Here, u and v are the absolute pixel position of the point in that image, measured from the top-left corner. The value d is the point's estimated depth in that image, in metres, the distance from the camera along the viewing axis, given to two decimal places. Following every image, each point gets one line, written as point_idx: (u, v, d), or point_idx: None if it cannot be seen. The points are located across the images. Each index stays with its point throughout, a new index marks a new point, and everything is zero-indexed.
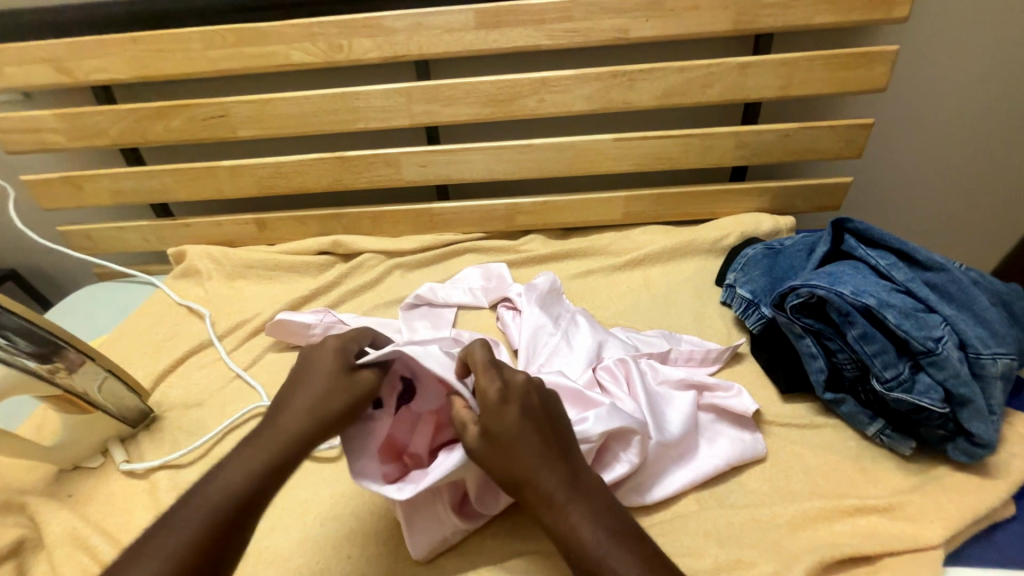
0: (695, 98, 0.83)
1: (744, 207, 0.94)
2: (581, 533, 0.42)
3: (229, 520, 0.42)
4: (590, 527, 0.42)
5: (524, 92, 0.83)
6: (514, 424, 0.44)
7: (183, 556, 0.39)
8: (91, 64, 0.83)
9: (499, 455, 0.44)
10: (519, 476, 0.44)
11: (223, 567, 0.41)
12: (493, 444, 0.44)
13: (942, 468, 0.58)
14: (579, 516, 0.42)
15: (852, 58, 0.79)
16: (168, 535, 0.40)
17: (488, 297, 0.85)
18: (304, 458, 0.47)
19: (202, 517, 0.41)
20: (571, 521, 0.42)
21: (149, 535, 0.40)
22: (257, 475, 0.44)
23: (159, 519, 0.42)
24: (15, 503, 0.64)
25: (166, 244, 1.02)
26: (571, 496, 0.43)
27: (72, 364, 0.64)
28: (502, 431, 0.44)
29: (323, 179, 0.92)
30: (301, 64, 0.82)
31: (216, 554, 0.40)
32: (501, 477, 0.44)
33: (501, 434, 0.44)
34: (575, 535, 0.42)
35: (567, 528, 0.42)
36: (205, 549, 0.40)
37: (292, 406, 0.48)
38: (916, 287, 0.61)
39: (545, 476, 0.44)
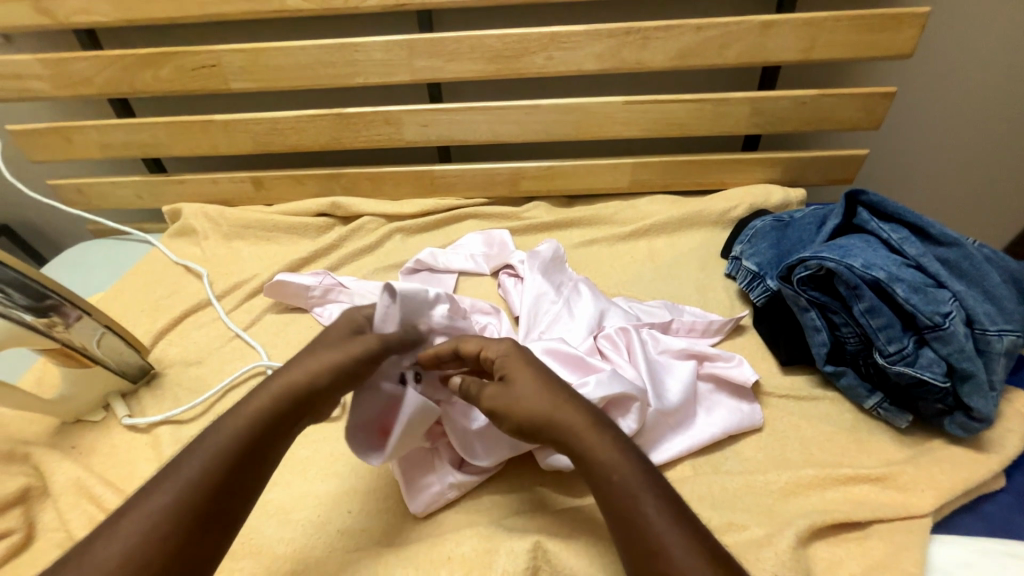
0: (712, 60, 0.79)
1: (755, 178, 0.91)
2: (613, 463, 0.43)
3: (235, 467, 0.44)
4: (622, 456, 0.44)
5: (532, 47, 0.79)
6: (529, 368, 0.49)
7: (188, 497, 0.41)
8: (71, 4, 0.78)
9: (529, 390, 0.47)
10: (551, 409, 0.46)
11: (227, 509, 0.43)
12: (515, 388, 0.48)
13: (937, 442, 0.59)
14: (614, 447, 0.44)
15: (880, 20, 0.75)
16: (174, 478, 0.42)
17: (490, 264, 0.84)
18: (304, 413, 0.48)
19: (210, 459, 0.43)
20: (604, 451, 0.44)
21: (160, 477, 0.43)
22: (258, 425, 0.45)
23: (167, 463, 0.44)
24: (20, 453, 0.65)
25: (160, 201, 1.00)
26: (602, 427, 0.45)
27: (69, 320, 0.64)
28: (520, 374, 0.48)
29: (322, 136, 0.89)
30: (296, 10, 0.78)
31: (222, 497, 0.42)
32: (530, 410, 0.46)
33: (527, 373, 0.48)
34: (608, 463, 0.43)
35: (599, 456, 0.44)
36: (211, 491, 0.42)
37: (298, 364, 0.49)
38: (927, 262, 0.60)
39: (578, 409, 0.46)
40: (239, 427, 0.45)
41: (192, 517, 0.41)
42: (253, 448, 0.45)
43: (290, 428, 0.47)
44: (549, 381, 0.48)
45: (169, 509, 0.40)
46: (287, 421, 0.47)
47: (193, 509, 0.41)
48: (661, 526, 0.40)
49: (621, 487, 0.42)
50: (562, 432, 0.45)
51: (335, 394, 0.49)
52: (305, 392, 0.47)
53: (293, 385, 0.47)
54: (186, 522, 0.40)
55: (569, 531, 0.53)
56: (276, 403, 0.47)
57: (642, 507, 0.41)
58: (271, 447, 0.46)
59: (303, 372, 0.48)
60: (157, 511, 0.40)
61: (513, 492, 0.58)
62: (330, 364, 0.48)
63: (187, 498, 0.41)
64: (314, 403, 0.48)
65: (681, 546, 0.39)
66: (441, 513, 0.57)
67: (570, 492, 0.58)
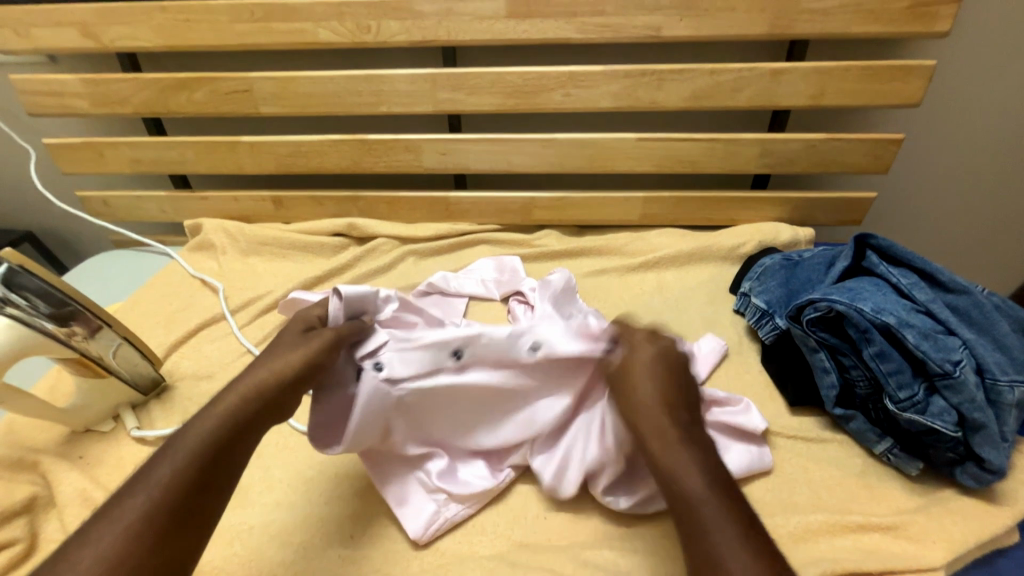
0: (724, 102, 0.82)
1: (763, 216, 0.93)
2: (680, 471, 0.44)
3: (211, 464, 0.44)
4: (694, 466, 0.44)
5: (550, 85, 0.82)
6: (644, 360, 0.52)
7: (165, 496, 0.41)
8: (117, 29, 0.83)
9: (633, 384, 0.50)
10: (640, 407, 0.49)
11: (200, 509, 0.42)
12: (623, 376, 0.52)
13: (949, 492, 0.58)
14: (688, 456, 0.45)
15: (887, 71, 0.77)
16: (149, 480, 0.42)
17: (500, 290, 0.84)
18: (272, 411, 0.50)
19: (186, 458, 0.43)
20: (673, 458, 0.45)
21: (130, 483, 0.42)
22: (232, 424, 0.47)
23: (138, 471, 0.43)
24: (29, 460, 0.65)
25: (183, 216, 1.03)
26: (686, 440, 0.46)
27: (89, 329, 0.65)
28: (635, 363, 0.52)
29: (343, 160, 0.92)
30: (328, 43, 0.82)
31: (200, 495, 0.42)
32: (625, 403, 0.50)
33: (642, 367, 0.51)
34: (675, 468, 0.44)
35: (668, 461, 0.45)
36: (189, 489, 0.42)
37: (266, 363, 0.52)
38: (936, 308, 0.61)
39: (662, 412, 0.48)
40: (212, 425, 0.46)
41: (170, 516, 0.40)
42: (228, 444, 0.46)
43: (260, 425, 0.49)
44: (655, 383, 0.50)
45: (147, 509, 0.40)
46: (257, 417, 0.49)
47: (172, 507, 0.41)
48: (720, 540, 0.39)
49: (684, 495, 0.42)
50: (641, 430, 0.48)
51: (300, 389, 0.52)
52: (273, 388, 0.50)
53: (260, 382, 0.50)
54: (164, 522, 0.40)
55: (573, 569, 0.52)
56: (245, 399, 0.49)
57: (702, 519, 0.41)
58: (242, 444, 0.47)
59: (268, 371, 0.51)
60: (135, 512, 0.39)
61: (517, 523, 0.58)
62: (294, 362, 0.52)
63: (164, 497, 0.41)
64: (282, 398, 0.51)
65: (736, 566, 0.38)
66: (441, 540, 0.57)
67: (574, 527, 0.58)
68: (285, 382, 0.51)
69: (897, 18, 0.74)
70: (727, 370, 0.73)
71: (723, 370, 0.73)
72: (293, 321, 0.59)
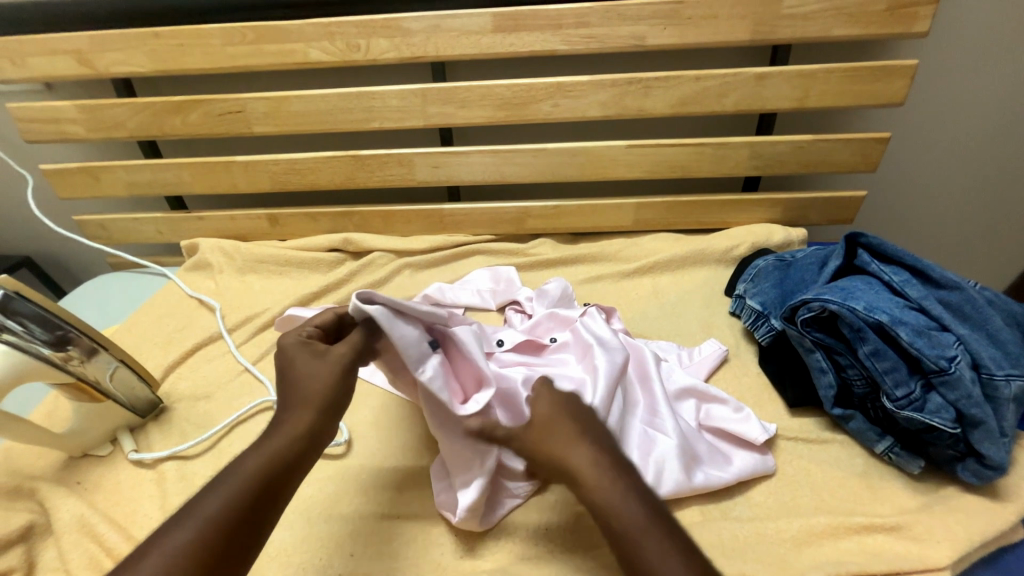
0: (711, 107, 0.83)
1: (756, 218, 0.94)
2: (609, 507, 0.42)
3: (259, 499, 0.44)
4: (623, 501, 0.42)
5: (539, 96, 0.83)
6: (546, 404, 0.50)
7: (214, 532, 0.41)
8: (112, 56, 0.84)
9: (543, 435, 0.49)
10: (557, 457, 0.47)
11: (244, 543, 0.42)
12: (537, 426, 0.50)
13: (951, 489, 0.58)
14: (613, 491, 0.43)
15: (870, 72, 0.78)
16: (198, 512, 0.42)
17: (496, 300, 0.84)
18: (314, 449, 0.50)
19: (230, 495, 0.43)
20: (609, 494, 0.42)
21: (176, 517, 0.42)
22: (275, 461, 0.47)
23: (190, 499, 0.44)
24: (26, 488, 0.65)
25: (179, 236, 1.03)
26: (606, 468, 0.44)
27: (85, 352, 0.65)
28: (539, 411, 0.50)
29: (336, 176, 0.93)
30: (318, 62, 0.83)
31: (243, 533, 0.42)
32: (547, 455, 0.48)
33: (549, 411, 0.50)
34: (615, 508, 0.42)
35: (596, 499, 0.43)
36: (233, 528, 0.42)
37: (301, 403, 0.51)
38: (930, 305, 0.61)
39: (590, 451, 0.46)
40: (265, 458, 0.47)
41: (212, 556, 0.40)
42: (279, 474, 0.46)
43: (311, 453, 0.49)
44: (563, 429, 0.48)
45: (191, 547, 0.40)
46: (308, 449, 0.49)
47: (214, 546, 0.41)
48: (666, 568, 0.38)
49: (619, 531, 0.41)
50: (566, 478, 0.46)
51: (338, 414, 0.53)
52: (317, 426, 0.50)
53: (304, 414, 0.50)
54: (205, 562, 0.40)
55: None
56: (297, 431, 0.49)
57: (644, 554, 0.39)
58: (293, 472, 0.47)
59: (315, 403, 0.50)
60: (184, 547, 0.40)
61: (519, 536, 0.57)
62: (327, 394, 0.51)
63: (212, 532, 0.41)
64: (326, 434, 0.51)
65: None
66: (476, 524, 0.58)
67: (577, 538, 0.57)
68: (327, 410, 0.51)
69: (877, 20, 0.75)
70: (726, 373, 0.73)
71: (722, 373, 0.73)
72: (317, 356, 0.53)
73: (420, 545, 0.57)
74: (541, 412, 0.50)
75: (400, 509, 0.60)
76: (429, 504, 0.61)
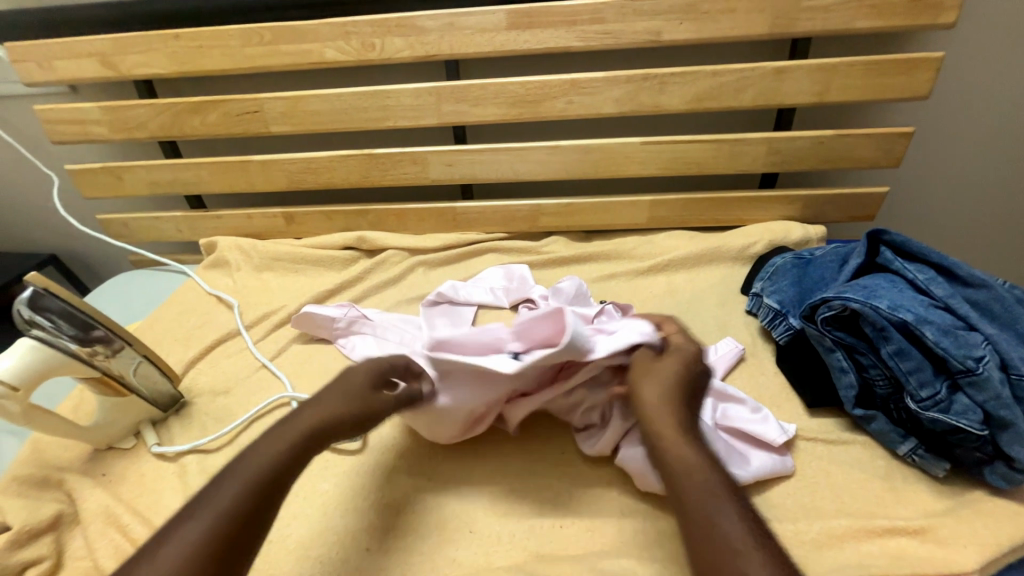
0: (728, 102, 0.82)
1: (773, 215, 0.92)
2: (688, 457, 0.47)
3: (260, 493, 0.46)
4: (702, 459, 0.47)
5: (554, 93, 0.83)
6: (665, 363, 0.57)
7: (223, 522, 0.43)
8: (133, 58, 0.86)
9: (648, 384, 0.55)
10: (658, 405, 0.52)
11: (246, 536, 0.44)
12: (643, 375, 0.56)
13: (978, 492, 0.57)
14: (696, 449, 0.48)
15: (894, 64, 0.76)
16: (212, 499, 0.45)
17: (509, 297, 0.84)
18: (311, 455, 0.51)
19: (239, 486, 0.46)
20: (685, 450, 0.48)
21: (194, 505, 0.45)
22: (280, 458, 0.49)
23: (208, 486, 0.47)
24: (55, 479, 0.67)
25: (198, 235, 1.05)
26: (693, 433, 0.50)
27: (112, 349, 0.66)
28: (656, 364, 0.57)
29: (352, 175, 0.93)
30: (334, 62, 0.84)
31: (249, 525, 0.44)
32: (646, 401, 0.53)
33: (668, 368, 0.56)
34: (687, 458, 0.47)
35: (678, 446, 0.48)
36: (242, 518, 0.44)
37: (319, 405, 0.54)
38: (956, 303, 0.60)
39: (676, 418, 0.51)
40: (274, 450, 0.49)
41: (222, 543, 0.42)
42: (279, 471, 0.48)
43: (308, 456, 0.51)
44: (672, 387, 0.54)
45: (203, 536, 0.42)
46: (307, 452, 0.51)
47: (224, 534, 0.42)
48: (721, 519, 0.42)
49: (694, 476, 0.46)
50: (656, 423, 0.51)
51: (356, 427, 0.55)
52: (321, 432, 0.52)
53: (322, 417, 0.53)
54: (216, 550, 0.42)
55: None
56: (303, 431, 0.51)
57: (706, 501, 0.44)
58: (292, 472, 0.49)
59: (329, 409, 0.53)
60: (196, 534, 0.42)
61: (534, 533, 0.57)
62: (342, 405, 0.54)
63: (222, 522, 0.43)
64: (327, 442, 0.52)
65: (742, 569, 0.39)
66: (492, 522, 0.59)
67: (590, 536, 0.57)
68: (336, 418, 0.53)
69: (901, 11, 0.73)
70: (743, 372, 0.72)
71: (739, 372, 0.72)
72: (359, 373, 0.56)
73: (435, 541, 0.57)
74: (659, 366, 0.57)
75: (416, 505, 0.61)
76: (445, 499, 0.61)
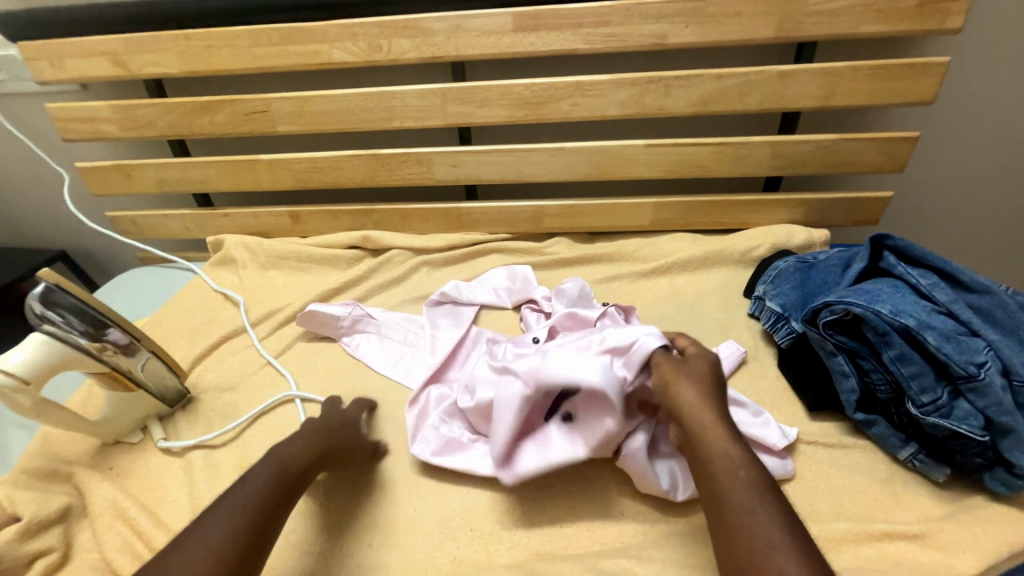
0: (732, 105, 0.82)
1: (777, 219, 0.92)
2: (731, 459, 0.47)
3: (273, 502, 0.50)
4: (745, 463, 0.47)
5: (559, 95, 0.84)
6: (696, 363, 0.56)
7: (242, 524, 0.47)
8: (144, 57, 0.87)
9: (681, 382, 0.53)
10: (698, 405, 0.51)
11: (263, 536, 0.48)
12: (675, 372, 0.55)
13: (978, 498, 0.57)
14: (739, 451, 0.48)
15: (900, 69, 0.76)
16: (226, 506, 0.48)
17: (512, 298, 0.85)
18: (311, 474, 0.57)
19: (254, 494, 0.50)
20: (727, 451, 0.48)
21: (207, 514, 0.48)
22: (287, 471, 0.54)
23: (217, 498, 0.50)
24: (63, 471, 0.68)
25: (205, 232, 1.06)
26: (734, 434, 0.49)
27: (121, 344, 0.67)
28: (687, 364, 0.56)
29: (357, 175, 0.94)
30: (342, 62, 0.85)
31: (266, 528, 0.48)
32: (682, 400, 0.52)
33: (700, 368, 0.55)
34: (730, 461, 0.47)
35: (720, 448, 0.48)
36: (255, 523, 0.48)
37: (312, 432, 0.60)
38: (958, 309, 0.60)
39: (718, 415, 0.51)
40: (281, 463, 0.54)
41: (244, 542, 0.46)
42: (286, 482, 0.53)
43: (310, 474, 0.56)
44: (707, 387, 0.53)
45: (220, 541, 0.45)
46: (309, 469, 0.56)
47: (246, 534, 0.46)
48: (766, 522, 0.42)
49: (739, 479, 0.45)
50: (695, 423, 0.50)
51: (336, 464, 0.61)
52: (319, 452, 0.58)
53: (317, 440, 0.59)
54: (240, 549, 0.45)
55: None
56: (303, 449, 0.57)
57: (751, 504, 0.44)
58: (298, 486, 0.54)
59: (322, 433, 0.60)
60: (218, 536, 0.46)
61: (535, 533, 0.58)
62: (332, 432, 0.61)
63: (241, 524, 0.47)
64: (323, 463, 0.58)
65: (780, 566, 0.39)
66: (494, 520, 0.59)
67: (591, 536, 0.57)
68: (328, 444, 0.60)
69: (907, 15, 0.73)
70: (744, 374, 0.72)
71: (741, 374, 0.73)
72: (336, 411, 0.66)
73: (437, 539, 0.58)
74: (690, 366, 0.55)
75: (419, 503, 0.61)
76: (447, 497, 0.62)
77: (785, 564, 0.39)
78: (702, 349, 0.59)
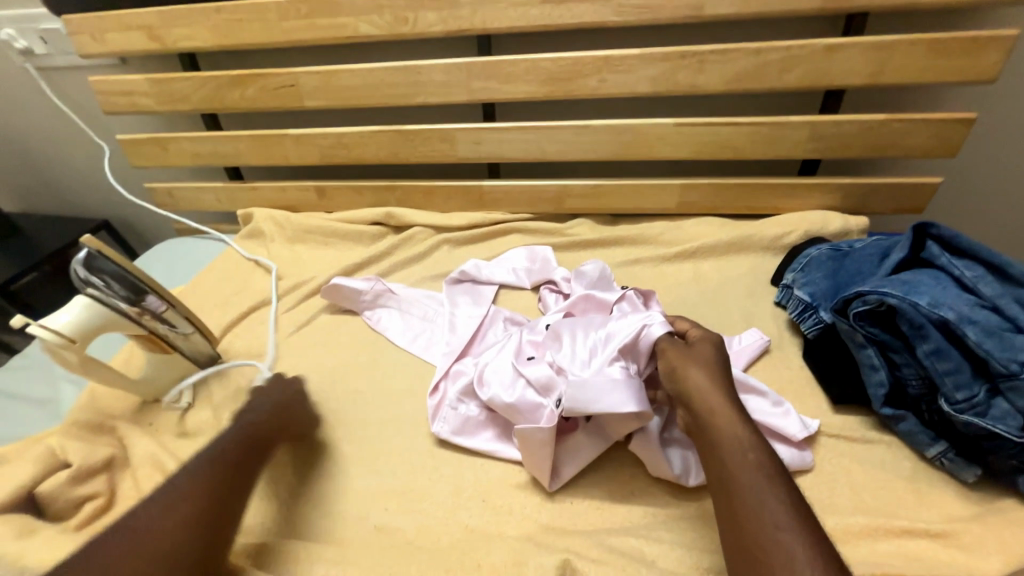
0: (770, 83, 0.78)
1: (812, 205, 0.88)
2: (739, 441, 0.47)
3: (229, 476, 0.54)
4: (753, 444, 0.47)
5: (586, 70, 0.81)
6: (704, 350, 0.56)
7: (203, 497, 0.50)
8: (178, 31, 0.89)
9: (689, 368, 0.54)
10: (705, 389, 0.51)
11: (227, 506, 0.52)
12: (684, 359, 0.55)
13: (1010, 501, 0.54)
14: (747, 433, 0.47)
15: (960, 43, 0.70)
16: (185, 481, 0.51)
17: (531, 279, 0.85)
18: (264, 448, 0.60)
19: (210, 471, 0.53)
20: (735, 434, 0.47)
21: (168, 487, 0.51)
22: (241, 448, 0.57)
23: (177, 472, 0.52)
24: (108, 425, 0.73)
25: (236, 206, 1.10)
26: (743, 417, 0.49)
27: (157, 310, 0.71)
28: (695, 351, 0.56)
29: (381, 151, 0.95)
30: (368, 36, 0.84)
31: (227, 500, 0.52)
32: (690, 384, 0.52)
33: (708, 355, 0.55)
34: (737, 442, 0.47)
35: (728, 430, 0.48)
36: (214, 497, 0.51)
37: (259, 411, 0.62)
38: (1005, 303, 0.56)
39: (727, 400, 0.51)
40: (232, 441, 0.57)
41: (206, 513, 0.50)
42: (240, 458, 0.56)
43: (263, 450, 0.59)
44: (715, 372, 0.53)
45: (185, 513, 0.49)
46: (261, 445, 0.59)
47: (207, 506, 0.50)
48: (772, 502, 0.42)
49: (745, 459, 0.45)
50: (704, 407, 0.50)
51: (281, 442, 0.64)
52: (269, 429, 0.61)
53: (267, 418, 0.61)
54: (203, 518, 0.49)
55: (599, 553, 0.53)
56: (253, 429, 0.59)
57: (756, 485, 0.43)
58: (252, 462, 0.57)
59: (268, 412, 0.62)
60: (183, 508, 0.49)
61: (545, 508, 0.59)
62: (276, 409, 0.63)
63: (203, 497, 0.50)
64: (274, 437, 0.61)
65: (787, 548, 0.39)
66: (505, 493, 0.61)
67: (600, 514, 0.58)
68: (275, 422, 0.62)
69: None
70: (767, 364, 0.71)
71: (763, 363, 0.71)
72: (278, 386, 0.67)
73: (450, 508, 0.60)
74: (697, 352, 0.56)
75: (434, 472, 0.63)
76: (461, 469, 0.63)
77: (792, 545, 0.39)
78: (705, 332, 0.59)
